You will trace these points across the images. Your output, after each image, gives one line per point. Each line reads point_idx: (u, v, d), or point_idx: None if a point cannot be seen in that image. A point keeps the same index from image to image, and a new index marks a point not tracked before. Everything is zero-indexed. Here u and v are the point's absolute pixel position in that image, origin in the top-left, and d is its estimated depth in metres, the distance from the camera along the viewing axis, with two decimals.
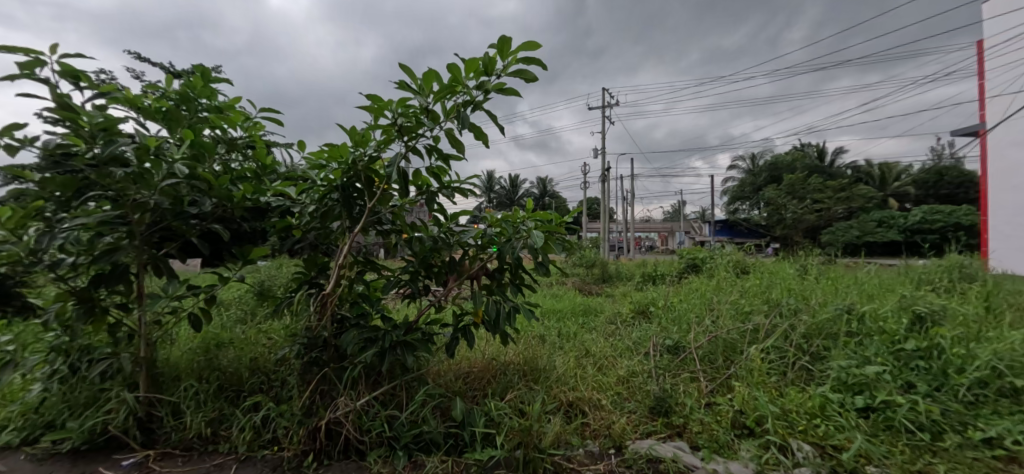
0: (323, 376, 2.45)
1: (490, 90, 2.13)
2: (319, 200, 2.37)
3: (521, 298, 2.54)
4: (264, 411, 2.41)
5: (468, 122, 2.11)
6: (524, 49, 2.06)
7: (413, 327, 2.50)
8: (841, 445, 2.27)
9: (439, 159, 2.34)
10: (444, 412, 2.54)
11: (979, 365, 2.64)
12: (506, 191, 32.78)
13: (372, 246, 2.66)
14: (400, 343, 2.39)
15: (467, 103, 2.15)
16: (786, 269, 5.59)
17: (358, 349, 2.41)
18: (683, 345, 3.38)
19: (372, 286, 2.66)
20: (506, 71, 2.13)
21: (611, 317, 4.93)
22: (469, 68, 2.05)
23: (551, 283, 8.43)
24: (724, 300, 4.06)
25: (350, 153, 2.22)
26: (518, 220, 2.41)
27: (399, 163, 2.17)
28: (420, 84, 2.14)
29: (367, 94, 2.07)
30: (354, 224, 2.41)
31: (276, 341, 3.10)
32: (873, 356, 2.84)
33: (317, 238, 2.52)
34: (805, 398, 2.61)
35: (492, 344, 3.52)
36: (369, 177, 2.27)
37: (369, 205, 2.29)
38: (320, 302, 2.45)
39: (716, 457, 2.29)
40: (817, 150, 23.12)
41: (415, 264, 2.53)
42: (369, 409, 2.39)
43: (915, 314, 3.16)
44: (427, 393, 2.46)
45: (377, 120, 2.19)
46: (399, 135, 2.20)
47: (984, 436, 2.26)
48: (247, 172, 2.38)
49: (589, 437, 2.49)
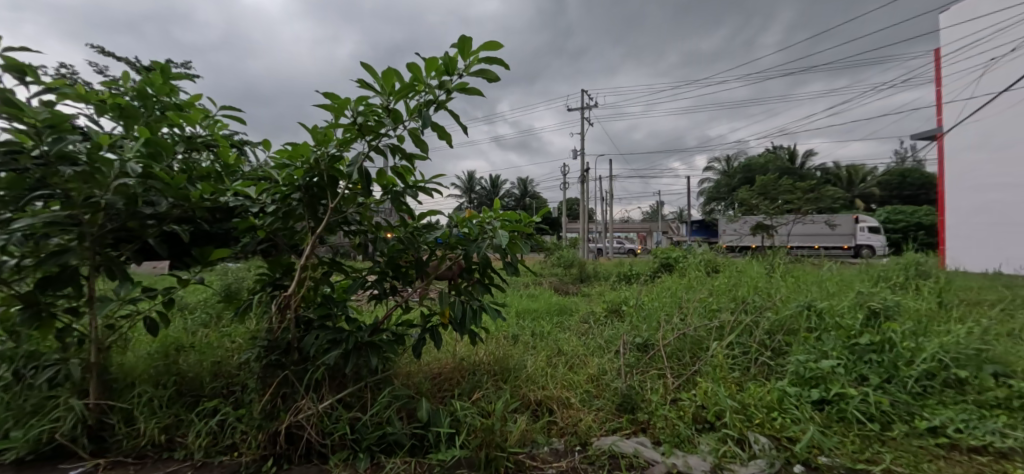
0: (284, 379, 2.39)
1: (452, 90, 2.13)
2: (280, 199, 2.29)
3: (490, 298, 2.53)
4: (221, 416, 2.35)
5: (430, 121, 2.10)
6: (485, 49, 2.07)
7: (379, 328, 2.46)
8: (796, 437, 2.35)
9: (403, 159, 2.32)
10: (411, 414, 2.52)
11: (926, 358, 2.80)
12: (484, 191, 32.69)
13: (340, 247, 2.62)
14: (365, 344, 2.36)
15: (430, 102, 2.14)
16: (754, 267, 5.76)
17: (321, 351, 2.38)
18: (652, 342, 3.44)
19: (340, 286, 2.62)
20: (468, 71, 2.13)
21: (585, 316, 4.98)
22: (429, 67, 2.04)
23: (528, 283, 8.49)
24: (693, 298, 4.15)
25: (311, 152, 2.19)
26: (485, 220, 2.41)
27: (361, 163, 2.14)
28: (380, 83, 2.12)
29: (326, 93, 2.03)
30: (319, 224, 2.35)
31: (240, 345, 3.02)
32: (829, 351, 2.95)
33: (281, 238, 2.47)
34: (764, 391, 2.69)
35: (463, 346, 3.51)
36: (331, 177, 2.24)
37: (332, 205, 2.24)
38: (282, 304, 2.37)
39: (677, 451, 2.33)
40: (787, 152, 23.80)
41: (382, 264, 2.51)
42: (333, 412, 2.37)
43: (870, 310, 3.29)
44: (392, 395, 2.43)
45: (338, 119, 2.16)
46: (362, 134, 2.16)
47: (929, 425, 2.39)
48: (207, 170, 2.29)
49: (555, 435, 2.51)
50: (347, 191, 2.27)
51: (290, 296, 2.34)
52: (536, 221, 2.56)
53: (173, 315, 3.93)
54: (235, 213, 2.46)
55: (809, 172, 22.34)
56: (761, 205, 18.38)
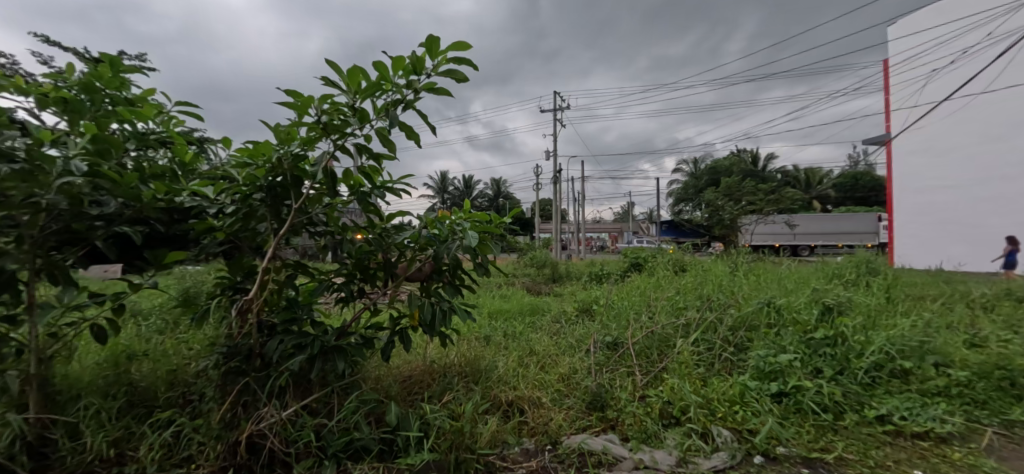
0: (245, 386, 2.31)
1: (420, 90, 2.11)
2: (240, 200, 2.21)
3: (460, 299, 2.52)
4: (176, 428, 2.25)
5: (397, 121, 2.07)
6: (453, 49, 2.05)
7: (347, 332, 2.42)
8: (756, 429, 2.44)
9: (370, 159, 2.28)
10: (380, 418, 2.48)
11: (875, 350, 2.96)
12: (457, 192, 32.49)
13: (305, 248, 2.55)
14: (331, 349, 2.31)
15: (398, 102, 2.11)
16: (719, 265, 5.94)
17: (285, 356, 2.32)
18: (621, 341, 3.49)
19: (305, 289, 2.55)
20: (436, 71, 2.11)
21: (557, 315, 5.03)
22: (396, 66, 2.02)
23: (501, 284, 8.52)
24: (661, 296, 4.24)
25: (273, 151, 2.13)
26: (455, 221, 2.40)
27: (325, 163, 2.09)
28: (345, 82, 2.07)
29: (288, 91, 1.98)
30: (281, 225, 2.29)
31: (198, 352, 2.90)
32: (788, 345, 3.07)
33: (242, 240, 2.38)
34: (727, 386, 2.77)
35: (434, 348, 3.49)
36: (295, 176, 2.17)
37: (296, 205, 2.18)
38: (242, 308, 2.30)
39: (644, 447, 2.37)
40: (750, 155, 24.64)
41: (349, 267, 2.48)
42: (297, 419, 2.30)
43: (824, 305, 3.46)
44: (360, 400, 2.39)
45: (301, 118, 2.11)
46: (326, 132, 2.11)
47: (877, 413, 2.53)
48: (161, 169, 2.19)
49: (526, 435, 2.52)
50: (311, 191, 2.21)
51: (251, 300, 2.26)
52: (506, 221, 2.56)
53: (125, 322, 3.75)
54: (191, 214, 2.37)
55: (770, 175, 23.20)
56: (726, 205, 18.98)
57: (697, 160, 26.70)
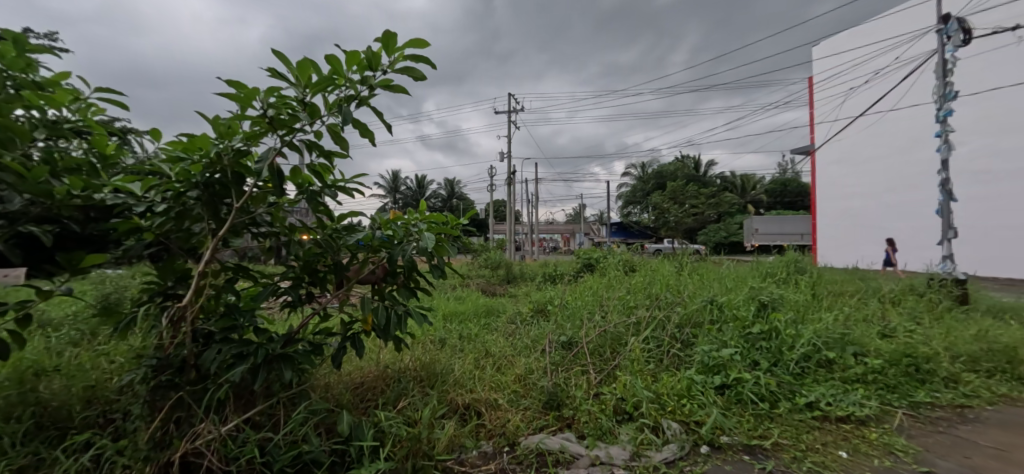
0: (178, 401, 2.21)
1: (376, 86, 2.04)
2: (173, 198, 2.05)
3: (416, 302, 2.50)
4: (97, 450, 2.08)
5: (351, 118, 1.99)
6: (411, 46, 1.97)
7: (294, 338, 2.34)
8: (702, 420, 2.58)
9: (321, 156, 2.19)
10: (330, 428, 2.42)
11: (804, 342, 3.21)
12: (410, 192, 31.95)
13: (247, 250, 2.44)
14: (277, 356, 2.23)
15: (351, 98, 2.03)
16: (666, 265, 6.21)
17: (224, 367, 2.23)
18: (576, 340, 3.59)
19: (247, 293, 2.45)
20: (393, 68, 2.04)
21: (512, 316, 5.08)
22: (351, 60, 1.95)
23: (455, 286, 8.49)
24: (613, 295, 4.38)
25: (212, 145, 2.03)
26: (409, 222, 2.39)
27: (271, 160, 2.01)
28: (295, 74, 1.99)
29: (231, 81, 1.86)
30: (220, 226, 2.16)
31: (121, 366, 2.73)
32: (728, 340, 3.26)
33: (176, 242, 2.24)
34: (675, 381, 2.91)
35: (388, 353, 3.44)
36: (237, 173, 2.07)
37: (237, 204, 2.07)
38: (175, 316, 2.20)
39: (599, 443, 2.45)
40: (694, 160, 25.84)
41: (297, 270, 2.41)
42: (237, 435, 2.23)
43: (760, 302, 3.74)
44: (309, 411, 2.31)
45: (244, 110, 1.98)
46: (272, 127, 2.02)
47: (807, 401, 2.74)
48: (76, 161, 2.06)
49: (484, 437, 2.54)
50: (255, 190, 2.12)
51: (185, 307, 2.15)
52: (463, 222, 2.55)
53: (31, 334, 3.42)
54: (114, 213, 2.22)
55: (712, 179, 24.47)
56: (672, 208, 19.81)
57: (646, 163, 27.69)
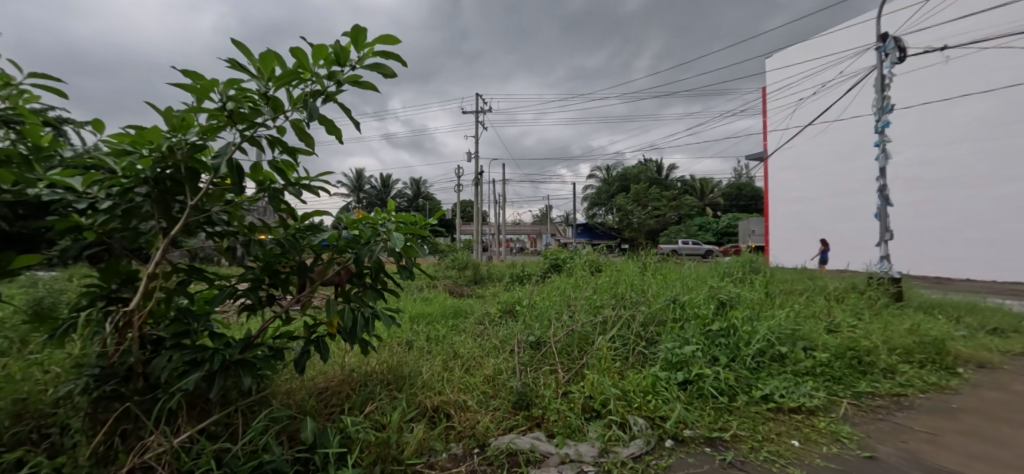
0: (125, 413, 2.11)
1: (343, 82, 1.98)
2: (119, 194, 1.96)
3: (384, 304, 2.48)
4: (31, 468, 1.95)
5: (317, 113, 1.90)
6: (381, 42, 1.93)
7: (253, 344, 2.28)
8: (666, 415, 2.67)
9: (284, 153, 2.08)
10: (293, 435, 2.36)
11: (759, 338, 3.38)
12: (375, 192, 31.37)
13: (201, 251, 2.38)
14: (234, 362, 2.16)
15: (318, 93, 1.96)
16: (630, 265, 6.37)
17: (176, 375, 2.13)
18: (544, 340, 3.64)
19: (201, 297, 2.38)
20: (361, 63, 1.99)
21: (480, 317, 5.09)
22: (318, 54, 1.88)
23: (422, 288, 8.42)
24: (580, 295, 4.46)
25: (164, 139, 1.91)
26: (377, 222, 2.37)
27: (231, 155, 1.92)
28: (257, 66, 1.87)
29: (187, 71, 1.72)
30: (172, 224, 2.08)
31: (57, 376, 2.55)
32: (690, 337, 3.39)
33: (123, 242, 2.12)
34: (641, 378, 3.00)
35: (354, 357, 3.40)
36: (191, 169, 1.97)
37: (192, 202, 1.99)
38: (120, 323, 2.11)
39: (569, 441, 2.49)
40: (657, 163, 26.56)
41: (256, 271, 2.29)
42: (192, 446, 2.14)
43: (718, 301, 3.92)
44: (269, 418, 2.25)
45: (200, 103, 1.86)
46: (231, 121, 1.90)
47: (762, 393, 2.88)
48: (4, 153, 1.87)
49: (453, 440, 2.55)
50: (212, 187, 2.02)
51: (132, 311, 2.06)
52: (432, 223, 2.55)
53: None
54: (49, 211, 2.07)
55: (673, 182, 25.23)
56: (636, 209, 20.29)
57: (611, 166, 28.25)
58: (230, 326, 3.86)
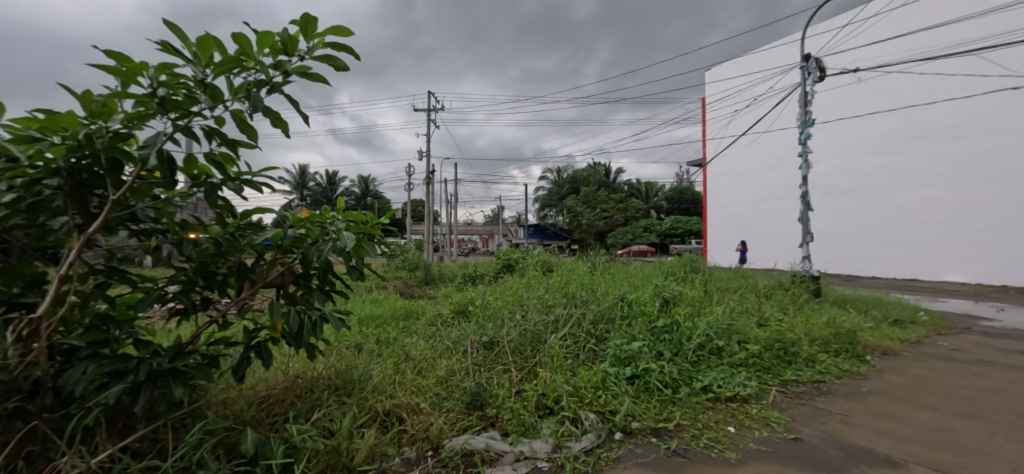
0: (31, 432, 1.94)
1: (291, 73, 1.82)
2: (24, 187, 1.75)
3: (332, 306, 2.43)
4: None
5: (262, 104, 1.72)
6: (332, 33, 1.80)
7: (184, 352, 2.14)
8: (616, 409, 2.78)
9: (223, 146, 1.89)
10: (231, 447, 2.26)
11: (699, 333, 3.59)
12: (321, 190, 30.22)
13: (121, 250, 2.16)
14: (162, 372, 2.02)
15: (262, 82, 1.79)
16: (580, 265, 6.55)
17: (93, 389, 1.96)
18: (497, 340, 3.68)
19: (122, 300, 2.18)
20: (311, 54, 1.84)
21: (432, 318, 5.07)
22: (262, 42, 1.72)
23: (371, 289, 8.24)
24: (532, 295, 4.54)
25: (81, 126, 1.74)
26: (326, 221, 2.34)
27: (160, 145, 1.76)
28: (193, 51, 1.71)
29: (109, 51, 1.58)
30: (90, 221, 1.89)
31: None
32: (637, 334, 3.54)
33: (30, 243, 1.91)
34: (592, 374, 3.10)
35: (299, 362, 3.29)
36: (113, 161, 1.83)
37: (115, 196, 1.82)
38: (25, 332, 1.91)
39: (523, 439, 2.54)
40: (605, 165, 27.34)
41: (189, 273, 2.17)
42: (114, 465, 1.99)
43: (662, 298, 4.12)
44: (204, 431, 2.14)
45: (126, 88, 1.71)
46: (161, 108, 1.74)
47: (703, 384, 3.07)
48: None
49: (406, 444, 2.53)
50: (139, 180, 1.86)
51: (40, 319, 1.89)
52: (383, 222, 2.55)
53: None
54: None
55: (621, 185, 26.06)
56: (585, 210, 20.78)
57: (561, 168, 28.78)
58: (157, 334, 3.59)
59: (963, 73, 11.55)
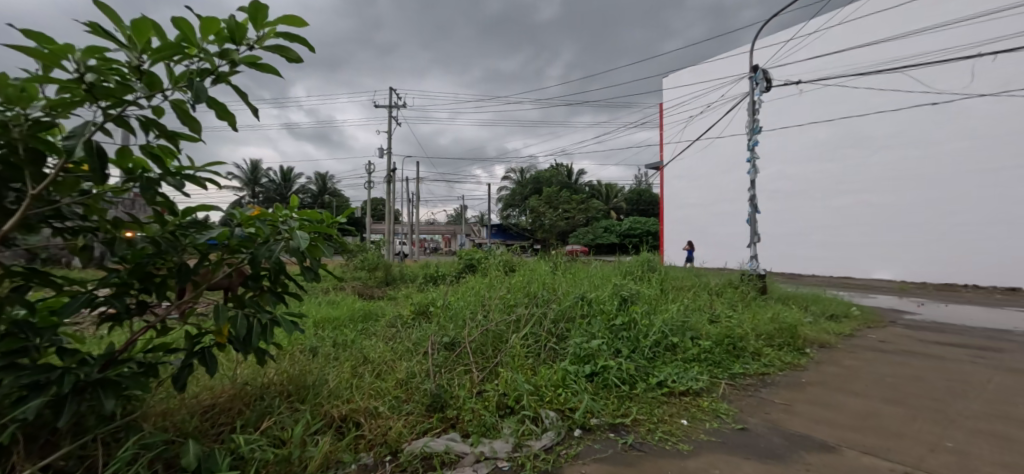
0: None
1: (239, 63, 1.71)
2: None
3: (284, 309, 2.35)
4: None
5: (205, 94, 1.62)
6: (284, 22, 1.70)
7: (117, 360, 1.98)
8: (575, 406, 2.83)
9: (161, 138, 1.80)
10: (170, 462, 2.15)
11: (655, 331, 3.71)
12: (276, 187, 29.10)
13: (44, 250, 1.96)
14: (92, 383, 1.84)
15: (206, 72, 1.68)
16: (541, 265, 6.61)
17: (9, 404, 1.80)
18: (458, 340, 3.66)
19: (43, 306, 1.96)
20: (261, 44, 1.73)
21: (392, 319, 4.99)
22: (206, 28, 1.61)
23: (329, 290, 8.02)
24: (494, 295, 4.55)
25: None
26: (278, 219, 2.21)
27: (88, 136, 1.61)
28: (128, 35, 1.59)
29: (27, 31, 1.46)
30: (4, 218, 1.71)
31: None
32: (596, 332, 3.62)
33: None
34: (552, 372, 3.14)
35: (248, 368, 3.16)
36: (35, 150, 1.67)
37: (34, 190, 1.66)
38: None
39: (483, 439, 2.55)
40: (567, 167, 27.71)
41: (122, 275, 2.02)
42: None
43: (621, 297, 4.23)
44: (141, 445, 2.01)
45: (49, 73, 1.58)
46: (91, 96, 1.58)
47: (658, 380, 3.17)
48: None
49: (363, 449, 2.47)
50: (62, 174, 1.72)
51: None
52: (340, 221, 2.47)
53: None
54: None
55: (582, 186, 26.48)
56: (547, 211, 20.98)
57: (524, 168, 28.93)
58: (91, 341, 3.35)
59: (891, 88, 12.45)
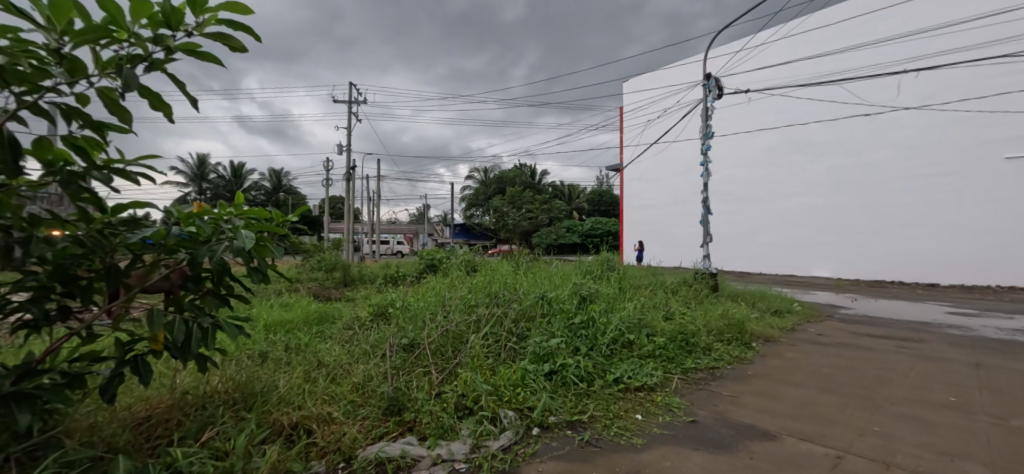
0: None
1: (175, 50, 1.61)
2: None
3: (228, 313, 2.23)
4: None
5: (136, 82, 1.51)
6: (227, 9, 1.61)
7: (35, 371, 1.82)
8: (533, 405, 2.84)
9: (87, 129, 1.67)
10: None
11: (612, 329, 3.79)
12: (226, 184, 27.77)
13: None
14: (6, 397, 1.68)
15: (138, 58, 1.57)
16: (503, 265, 6.62)
17: None
18: (417, 342, 3.60)
19: None
20: (201, 31, 1.63)
21: (349, 321, 4.86)
22: (137, 11, 1.50)
23: (284, 292, 7.72)
24: (454, 295, 4.51)
25: None
26: (221, 217, 2.09)
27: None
28: (47, 15, 1.47)
29: None
30: None
31: None
32: (555, 331, 3.65)
33: None
34: (512, 372, 3.15)
35: (189, 376, 2.99)
36: None
37: None
38: None
39: (441, 442, 2.52)
40: (529, 167, 27.88)
41: (41, 278, 1.85)
42: None
43: (580, 296, 4.29)
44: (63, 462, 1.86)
45: None
46: (1, 79, 1.44)
47: (614, 377, 3.24)
48: None
49: (315, 458, 2.37)
50: None
51: None
52: (290, 220, 2.37)
53: None
54: None
55: (544, 186, 26.72)
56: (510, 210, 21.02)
57: (487, 168, 28.86)
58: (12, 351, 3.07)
59: (830, 97, 13.22)
